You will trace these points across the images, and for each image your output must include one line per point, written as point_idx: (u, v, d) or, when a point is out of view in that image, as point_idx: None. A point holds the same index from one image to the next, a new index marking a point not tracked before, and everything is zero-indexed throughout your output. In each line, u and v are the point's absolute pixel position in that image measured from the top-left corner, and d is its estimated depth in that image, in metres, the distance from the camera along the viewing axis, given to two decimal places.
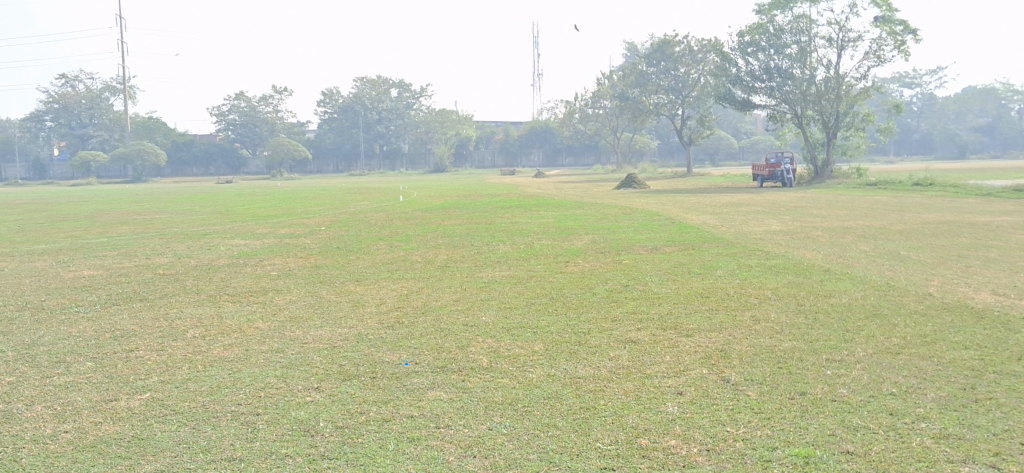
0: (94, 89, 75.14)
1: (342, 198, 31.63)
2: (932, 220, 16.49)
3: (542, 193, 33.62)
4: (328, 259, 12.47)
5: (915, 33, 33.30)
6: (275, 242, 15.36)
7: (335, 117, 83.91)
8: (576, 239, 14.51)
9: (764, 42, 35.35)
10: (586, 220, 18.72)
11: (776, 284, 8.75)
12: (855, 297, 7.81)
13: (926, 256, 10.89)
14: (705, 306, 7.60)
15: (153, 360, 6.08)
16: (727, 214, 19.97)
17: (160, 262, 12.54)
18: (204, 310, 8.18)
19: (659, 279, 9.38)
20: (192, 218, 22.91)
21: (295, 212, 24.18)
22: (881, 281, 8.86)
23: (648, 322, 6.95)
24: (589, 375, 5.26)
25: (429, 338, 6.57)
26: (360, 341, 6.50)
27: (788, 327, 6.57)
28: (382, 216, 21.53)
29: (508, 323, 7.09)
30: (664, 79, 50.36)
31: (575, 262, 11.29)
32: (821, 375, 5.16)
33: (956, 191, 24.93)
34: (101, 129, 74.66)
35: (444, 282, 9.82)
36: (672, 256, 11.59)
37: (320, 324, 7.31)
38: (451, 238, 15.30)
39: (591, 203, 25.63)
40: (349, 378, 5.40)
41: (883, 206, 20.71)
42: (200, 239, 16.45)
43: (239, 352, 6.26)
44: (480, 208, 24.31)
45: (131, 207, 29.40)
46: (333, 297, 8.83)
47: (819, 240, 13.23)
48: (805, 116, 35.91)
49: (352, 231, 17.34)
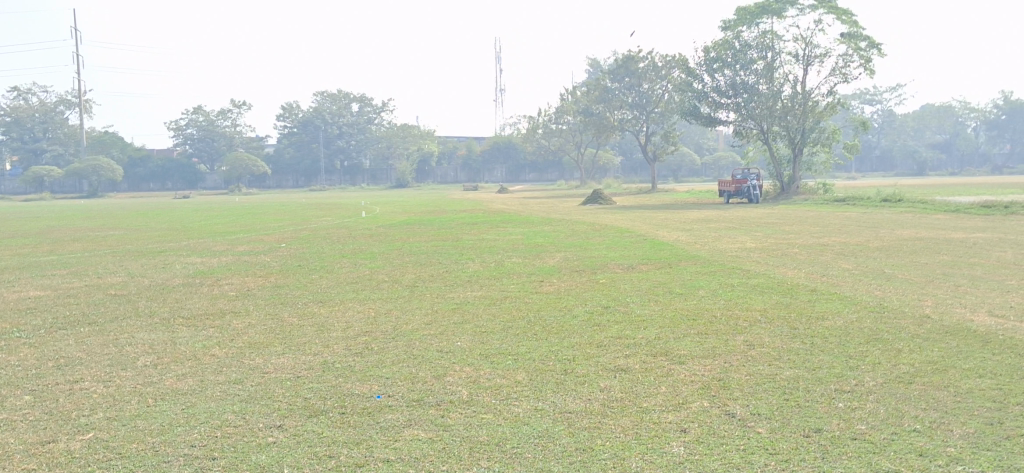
0: (48, 102, 73.63)
1: (302, 214, 30.95)
2: (908, 236, 16.27)
3: (506, 209, 33.19)
4: (289, 278, 11.88)
5: (880, 49, 33.48)
6: (234, 261, 14.75)
7: (296, 131, 82.90)
8: (548, 257, 14.08)
9: (729, 58, 35.29)
10: (556, 237, 18.33)
11: (762, 306, 8.35)
12: (850, 319, 7.45)
13: (913, 275, 10.58)
14: (694, 331, 7.17)
15: (99, 393, 5.52)
16: (698, 230, 19.66)
17: (112, 282, 11.91)
18: (157, 335, 7.61)
19: (640, 300, 8.95)
20: (147, 234, 22.13)
21: (254, 228, 23.50)
22: (872, 301, 8.49)
23: (636, 348, 6.51)
24: (580, 410, 4.83)
25: (401, 366, 6.07)
26: (326, 370, 5.98)
27: (783, 353, 6.18)
28: (344, 233, 20.95)
29: (486, 349, 6.61)
30: (628, 94, 50.18)
31: (550, 282, 10.85)
32: (833, 408, 4.75)
33: (925, 207, 24.87)
34: (55, 143, 73.13)
35: (414, 303, 9.31)
36: (649, 275, 11.17)
37: (284, 350, 6.77)
38: (417, 256, 14.78)
39: (558, 220, 25.23)
40: (315, 415, 4.89)
41: (853, 222, 20.54)
42: (155, 257, 15.76)
43: (194, 383, 5.73)
44: (444, 224, 23.83)
45: (84, 223, 28.44)
46: (296, 320, 8.27)
47: (798, 258, 12.90)
48: (771, 132, 35.81)
49: (313, 249, 16.76)
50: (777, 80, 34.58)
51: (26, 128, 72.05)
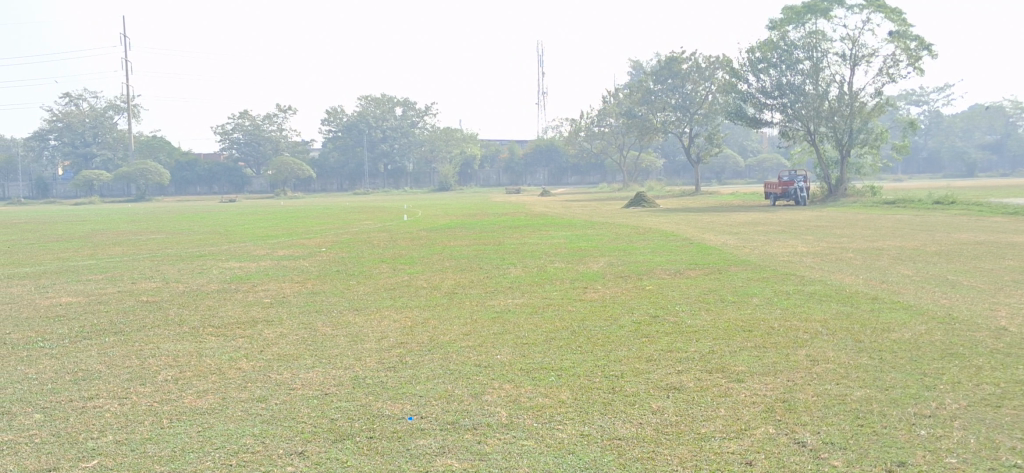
0: (98, 107, 74.53)
1: (344, 217, 30.67)
2: (967, 240, 15.61)
3: (549, 211, 32.76)
4: (325, 284, 11.54)
5: (931, 49, 32.49)
6: (272, 265, 14.49)
7: (340, 135, 83.21)
8: (591, 261, 13.64)
9: (775, 58, 34.54)
10: (599, 241, 17.89)
11: (823, 316, 7.81)
12: (920, 332, 6.89)
13: (978, 282, 9.95)
14: (752, 344, 6.67)
15: (113, 412, 5.19)
16: (746, 234, 19.15)
17: (146, 288, 11.65)
18: (184, 346, 7.28)
19: (691, 310, 8.42)
20: (187, 238, 22.00)
21: (295, 232, 23.36)
22: (941, 311, 7.90)
23: (690, 363, 6.03)
24: (631, 436, 4.42)
25: (436, 382, 5.66)
26: (355, 387, 5.57)
27: (853, 370, 5.68)
28: (385, 236, 20.66)
29: (528, 362, 6.20)
30: (672, 96, 49.53)
31: (594, 288, 10.36)
32: (916, 437, 4.27)
33: (982, 209, 24.02)
34: (104, 147, 73.90)
35: (453, 311, 8.87)
36: (698, 282, 10.64)
37: (313, 363, 6.39)
38: (458, 261, 14.39)
39: (602, 223, 24.75)
40: (340, 439, 4.50)
41: (908, 225, 19.85)
42: (194, 261, 15.57)
43: (216, 401, 5.37)
44: (485, 227, 23.45)
45: (128, 227, 28.47)
46: (329, 330, 7.89)
47: (854, 263, 12.31)
48: (818, 133, 34.98)
49: (352, 253, 16.47)
50: (823, 81, 33.77)
51: (77, 133, 72.99)
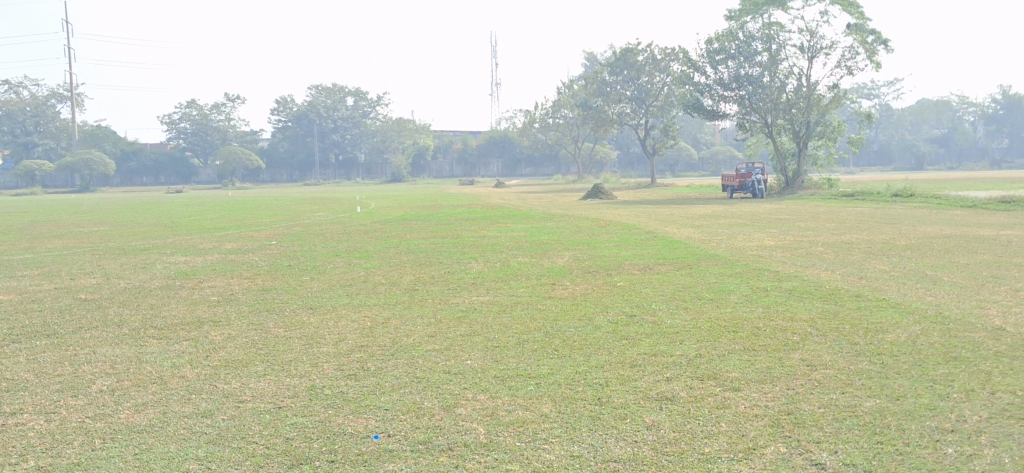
0: (39, 96, 72.48)
1: (295, 209, 29.87)
2: (934, 233, 15.39)
3: (505, 203, 32.28)
4: (277, 280, 10.89)
5: (886, 43, 32.54)
6: (220, 259, 13.80)
7: (290, 125, 81.83)
8: (556, 255, 13.14)
9: (733, 49, 34.25)
10: (561, 234, 17.42)
11: (809, 316, 7.40)
12: (915, 332, 6.52)
13: (957, 277, 9.62)
14: (739, 346, 6.22)
15: (37, 431, 4.57)
16: (709, 226, 18.81)
17: (85, 284, 10.93)
18: (122, 351, 6.65)
19: (668, 308, 7.98)
20: (130, 231, 21.13)
21: (244, 224, 22.61)
22: (931, 310, 7.54)
23: (678, 369, 5.55)
24: (629, 457, 3.93)
25: (403, 393, 5.12)
26: (313, 399, 5.01)
27: (857, 377, 5.27)
28: (337, 228, 19.97)
29: (502, 368, 5.70)
30: (628, 87, 49.06)
31: (563, 285, 9.85)
32: (946, 457, 3.86)
33: (941, 202, 23.99)
34: (46, 137, 71.77)
35: (414, 310, 8.34)
36: (670, 278, 10.19)
37: (265, 371, 5.81)
38: (416, 254, 13.83)
39: (560, 215, 24.31)
40: (297, 465, 3.95)
41: (871, 218, 19.69)
42: (137, 255, 14.81)
43: (155, 417, 4.78)
44: (442, 219, 22.86)
45: (70, 218, 27.42)
46: (282, 332, 7.32)
47: (826, 258, 11.95)
48: (775, 125, 34.82)
49: (305, 246, 15.82)
50: (781, 73, 33.60)
51: (17, 121, 70.71)
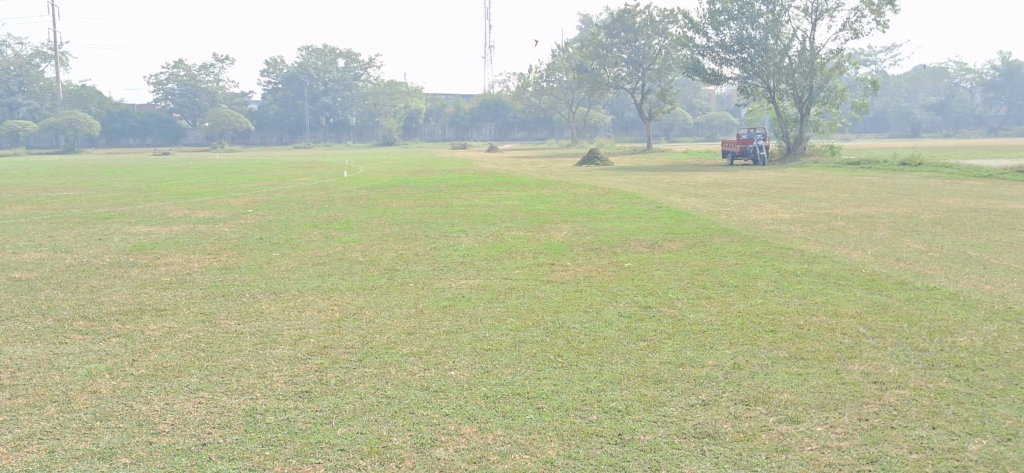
0: (23, 55, 70.54)
1: (281, 173, 28.66)
2: (960, 207, 14.27)
3: (498, 169, 31.03)
4: (243, 256, 9.74)
5: (893, 5, 31.28)
6: (186, 230, 12.62)
7: (279, 88, 80.33)
8: (553, 229, 12.00)
9: (736, 11, 32.84)
10: (557, 203, 16.27)
11: (856, 310, 6.28)
12: (991, 335, 5.42)
13: (1007, 260, 8.52)
14: (783, 353, 5.10)
15: None
16: (714, 196, 17.67)
17: (26, 260, 9.72)
18: (33, 352, 5.46)
19: (688, 297, 6.83)
20: (99, 196, 19.85)
21: (224, 189, 21.45)
22: (998, 303, 6.42)
23: (717, 387, 4.43)
24: None
25: (367, 422, 3.98)
26: (249, 432, 3.86)
27: (944, 403, 4.15)
28: (320, 196, 18.76)
29: (496, 384, 4.58)
30: (624, 50, 47.61)
31: (563, 265, 8.69)
32: None
33: (953, 171, 22.87)
34: (30, 98, 69.92)
35: (395, 296, 7.20)
36: (683, 257, 9.06)
37: (198, 384, 4.64)
38: (401, 226, 12.66)
39: (556, 182, 23.18)
40: None
41: (888, 188, 18.56)
42: (97, 224, 13.60)
43: (36, 460, 3.58)
44: (431, 186, 21.69)
45: (42, 182, 26.06)
46: (233, 326, 6.16)
47: (850, 234, 10.82)
48: (777, 90, 33.57)
49: (281, 215, 14.65)
50: (784, 36, 32.22)
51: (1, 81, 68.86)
